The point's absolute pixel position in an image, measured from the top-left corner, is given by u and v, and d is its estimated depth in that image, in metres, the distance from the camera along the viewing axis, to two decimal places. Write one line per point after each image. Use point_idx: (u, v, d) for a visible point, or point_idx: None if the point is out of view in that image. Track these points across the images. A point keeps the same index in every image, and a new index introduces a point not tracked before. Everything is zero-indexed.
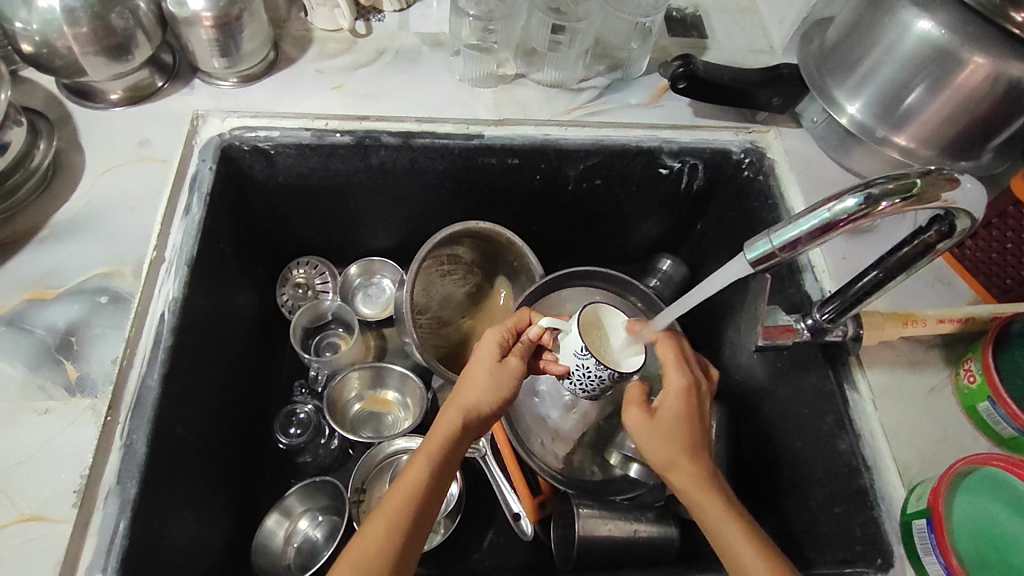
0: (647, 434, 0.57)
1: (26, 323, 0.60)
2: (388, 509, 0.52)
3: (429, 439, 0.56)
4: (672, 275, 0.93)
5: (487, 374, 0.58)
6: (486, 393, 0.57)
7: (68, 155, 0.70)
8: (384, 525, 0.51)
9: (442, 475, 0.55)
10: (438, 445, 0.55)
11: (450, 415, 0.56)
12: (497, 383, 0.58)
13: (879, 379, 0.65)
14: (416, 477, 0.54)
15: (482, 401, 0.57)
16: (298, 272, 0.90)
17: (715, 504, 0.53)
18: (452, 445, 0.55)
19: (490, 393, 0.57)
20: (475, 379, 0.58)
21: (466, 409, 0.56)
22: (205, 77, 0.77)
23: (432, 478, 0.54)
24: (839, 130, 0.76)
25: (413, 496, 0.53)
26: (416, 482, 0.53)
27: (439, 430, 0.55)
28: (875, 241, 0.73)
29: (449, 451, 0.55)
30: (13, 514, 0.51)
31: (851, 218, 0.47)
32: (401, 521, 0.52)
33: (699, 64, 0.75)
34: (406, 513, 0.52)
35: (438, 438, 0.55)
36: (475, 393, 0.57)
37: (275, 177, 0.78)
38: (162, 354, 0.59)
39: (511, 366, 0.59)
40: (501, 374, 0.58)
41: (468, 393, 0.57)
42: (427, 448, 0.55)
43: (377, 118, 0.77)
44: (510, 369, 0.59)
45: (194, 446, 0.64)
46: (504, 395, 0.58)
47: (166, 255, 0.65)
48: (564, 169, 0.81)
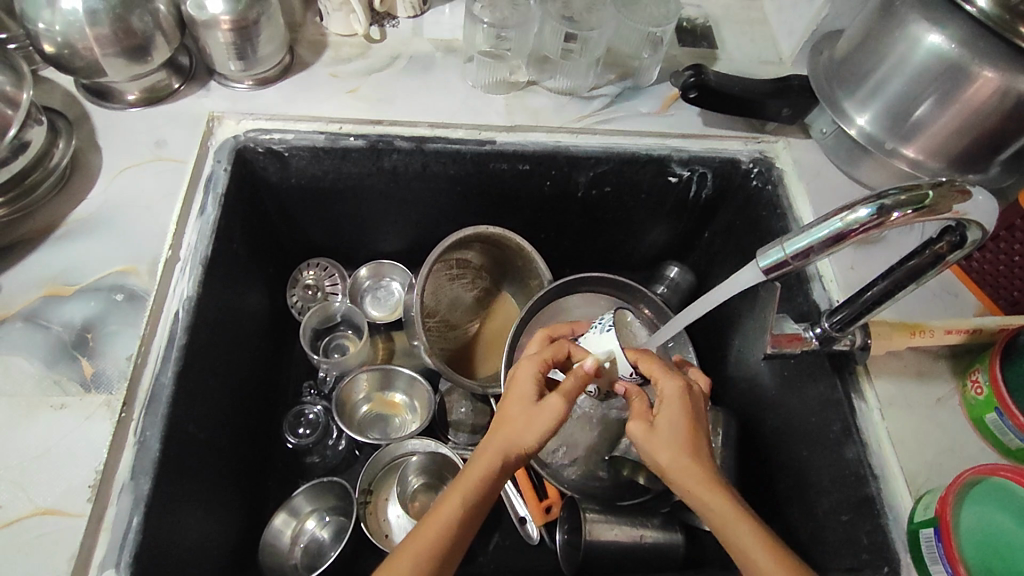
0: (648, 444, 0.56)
1: (43, 319, 0.61)
2: (416, 544, 0.50)
3: (460, 480, 0.53)
4: (680, 283, 0.94)
5: (525, 408, 0.56)
6: (533, 424, 0.54)
7: (86, 154, 0.71)
8: (413, 562, 0.49)
9: (477, 512, 0.53)
10: (472, 485, 0.52)
11: (488, 455, 0.53)
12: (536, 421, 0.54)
13: (887, 389, 0.65)
14: (449, 515, 0.51)
15: (527, 437, 0.54)
16: (308, 274, 0.90)
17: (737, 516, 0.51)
18: (489, 484, 0.53)
19: (544, 417, 0.54)
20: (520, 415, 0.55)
21: (504, 449, 0.54)
22: (221, 79, 0.78)
23: (467, 515, 0.52)
24: (847, 141, 0.77)
25: (447, 538, 0.51)
26: (449, 518, 0.51)
27: (477, 468, 0.53)
28: (884, 251, 0.73)
29: (484, 490, 0.53)
30: (30, 508, 0.51)
31: (863, 228, 0.47)
32: (429, 557, 0.50)
33: (711, 74, 0.76)
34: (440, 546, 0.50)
35: (470, 478, 0.53)
36: (519, 430, 0.54)
37: (289, 179, 0.79)
38: (177, 352, 0.60)
39: (564, 388, 0.55)
40: (542, 411, 0.55)
41: (511, 429, 0.54)
42: (458, 488, 0.52)
43: (391, 122, 0.78)
44: (564, 393, 0.55)
45: (206, 444, 0.64)
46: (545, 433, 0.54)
47: (182, 253, 0.66)
48: (574, 176, 0.82)
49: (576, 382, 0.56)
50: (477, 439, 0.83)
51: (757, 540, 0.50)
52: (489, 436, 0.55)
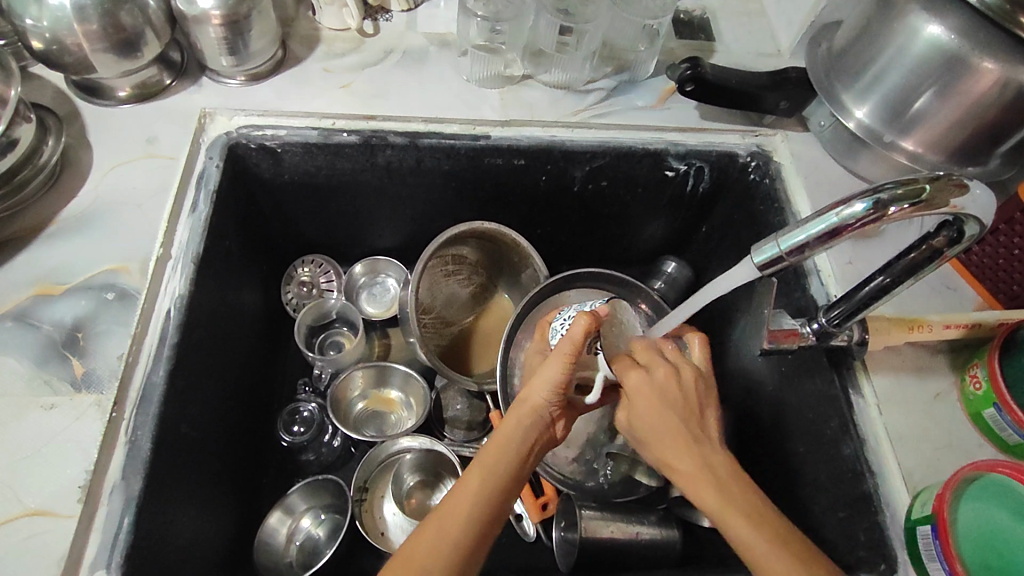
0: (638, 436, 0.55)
1: (33, 318, 0.60)
2: (431, 531, 0.48)
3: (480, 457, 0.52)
4: (677, 278, 0.93)
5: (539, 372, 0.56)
6: (547, 382, 0.54)
7: (77, 151, 0.70)
8: (433, 539, 0.47)
9: (501, 488, 0.50)
10: (494, 462, 0.51)
11: (508, 427, 0.53)
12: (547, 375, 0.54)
13: (884, 384, 0.65)
14: (470, 500, 0.49)
15: (537, 394, 0.54)
16: (302, 271, 0.90)
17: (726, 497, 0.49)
18: (508, 462, 0.51)
19: (552, 369, 0.54)
20: (533, 380, 0.55)
21: (525, 423, 0.54)
22: (213, 75, 0.77)
23: (489, 497, 0.49)
24: (846, 135, 0.76)
25: (468, 526, 0.48)
26: (468, 504, 0.49)
27: (496, 441, 0.52)
28: (883, 245, 0.72)
29: (506, 465, 0.51)
30: (20, 508, 0.51)
31: (860, 222, 0.46)
32: (449, 545, 0.47)
33: (706, 67, 0.75)
34: (459, 535, 0.48)
35: (491, 455, 0.51)
36: (532, 392, 0.55)
37: (282, 175, 0.78)
38: (168, 351, 0.60)
39: (568, 338, 0.54)
40: (552, 365, 0.54)
41: (526, 394, 0.55)
42: (480, 467, 0.51)
43: (384, 117, 0.77)
44: (569, 336, 0.54)
45: (199, 443, 0.64)
46: (559, 389, 0.54)
47: (173, 251, 0.65)
48: (569, 170, 0.81)
49: (579, 323, 0.54)
50: (474, 436, 0.82)
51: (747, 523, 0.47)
52: (507, 410, 0.55)
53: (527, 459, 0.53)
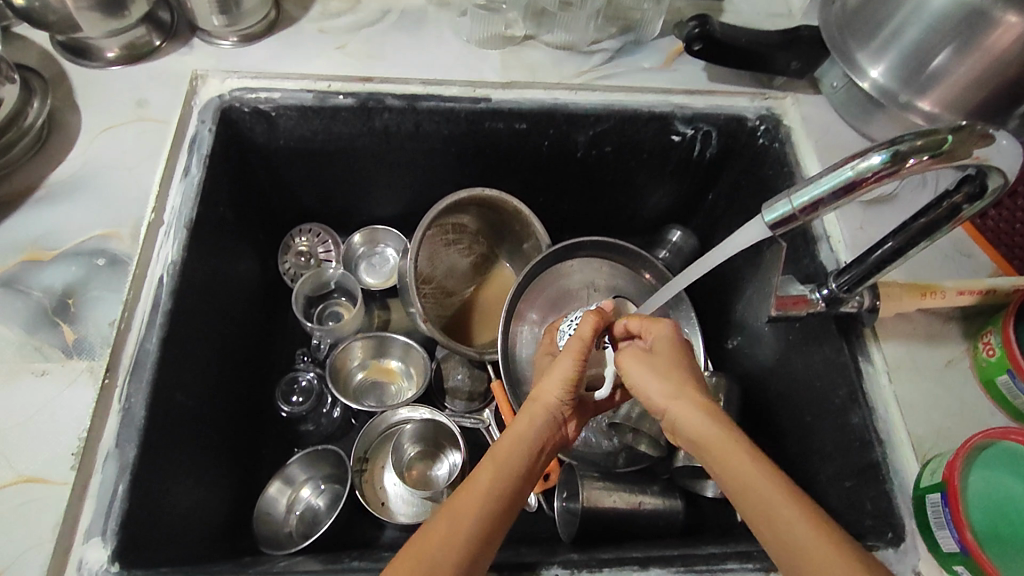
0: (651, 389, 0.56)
1: (23, 285, 0.59)
2: (448, 517, 0.47)
3: (493, 453, 0.52)
4: (683, 247, 0.92)
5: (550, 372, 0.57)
6: (559, 379, 0.56)
7: (64, 114, 0.68)
8: (448, 520, 0.47)
9: (513, 478, 0.50)
10: (507, 454, 0.51)
11: (521, 422, 0.54)
12: (557, 374, 0.56)
13: (895, 352, 0.63)
14: (484, 490, 0.48)
15: (548, 392, 0.55)
16: (300, 240, 0.88)
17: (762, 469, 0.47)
18: (522, 457, 0.52)
19: (563, 367, 0.56)
20: (544, 378, 0.57)
21: (538, 420, 0.54)
22: (204, 36, 0.75)
23: (503, 489, 0.49)
24: (860, 96, 0.73)
25: (483, 516, 0.47)
26: (481, 496, 0.48)
27: (509, 435, 0.53)
28: (895, 210, 0.70)
29: (517, 459, 0.52)
30: (12, 475, 0.50)
31: (876, 176, 0.44)
32: (462, 534, 0.46)
33: (716, 25, 0.72)
34: (475, 523, 0.47)
35: (505, 450, 0.52)
36: (543, 390, 0.56)
37: (277, 140, 0.76)
38: (162, 318, 0.58)
39: (579, 336, 0.56)
40: (563, 363, 0.56)
41: (538, 392, 0.56)
42: (494, 461, 0.50)
43: (381, 80, 0.75)
44: (579, 335, 0.57)
45: (194, 411, 0.63)
46: (568, 386, 0.55)
47: (165, 217, 0.64)
48: (573, 135, 0.79)
49: (587, 323, 0.57)
50: (475, 406, 0.80)
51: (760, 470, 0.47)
52: (519, 408, 0.56)
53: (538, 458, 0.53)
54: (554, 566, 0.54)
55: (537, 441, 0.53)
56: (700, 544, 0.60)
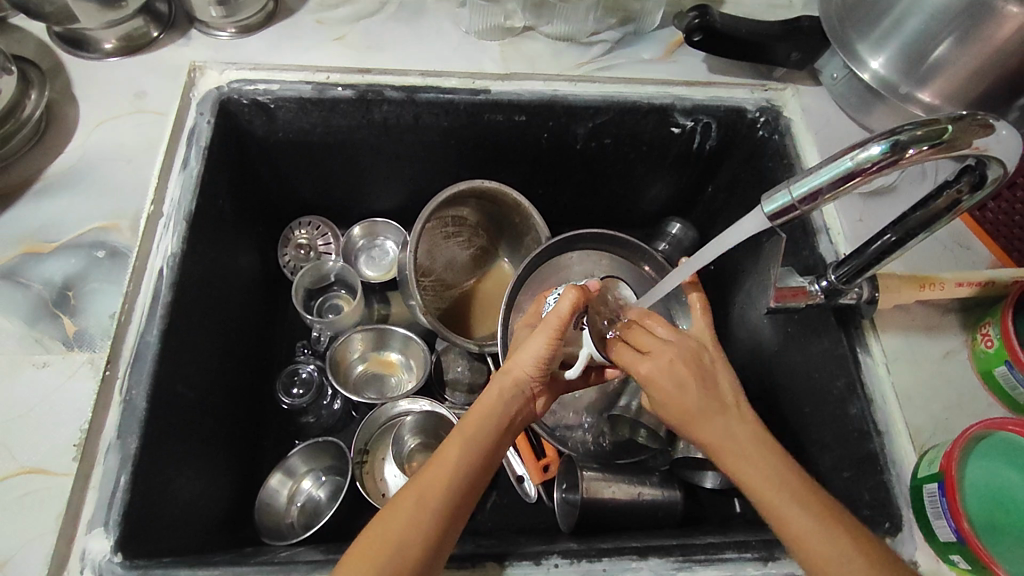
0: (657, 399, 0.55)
1: (22, 277, 0.59)
2: (415, 493, 0.48)
3: (462, 427, 0.52)
4: (682, 239, 0.91)
5: (525, 345, 0.56)
6: (531, 354, 0.55)
7: (62, 106, 0.68)
8: (414, 495, 0.47)
9: (482, 454, 0.51)
10: (476, 428, 0.51)
11: (490, 395, 0.54)
12: (531, 349, 0.55)
13: (893, 343, 0.63)
14: (450, 466, 0.49)
15: (518, 364, 0.55)
16: (299, 233, 0.88)
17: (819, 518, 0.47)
18: (491, 432, 0.52)
19: (538, 343, 0.55)
20: (518, 353, 0.56)
21: (507, 393, 0.54)
22: (202, 27, 0.74)
23: (470, 464, 0.50)
24: (860, 88, 0.73)
25: (450, 492, 0.48)
26: (449, 472, 0.49)
27: (479, 408, 0.53)
28: (894, 202, 0.71)
29: (486, 434, 0.52)
30: (14, 466, 0.50)
31: (876, 167, 0.44)
32: (428, 508, 0.47)
33: (716, 16, 0.72)
34: (443, 501, 0.48)
35: (473, 424, 0.52)
36: (514, 362, 0.55)
37: (276, 132, 0.76)
38: (162, 310, 0.58)
39: (556, 312, 0.54)
40: (540, 339, 0.55)
41: (509, 364, 0.55)
42: (462, 436, 0.51)
43: (380, 72, 0.74)
44: (557, 312, 0.54)
45: (195, 404, 0.63)
46: (540, 361, 0.55)
47: (165, 209, 0.64)
48: (572, 127, 0.79)
49: (566, 300, 0.55)
50: (474, 398, 0.81)
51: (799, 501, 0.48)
52: (490, 380, 0.55)
53: (507, 431, 0.54)
54: (554, 556, 0.54)
55: (506, 415, 0.54)
56: (699, 534, 0.60)
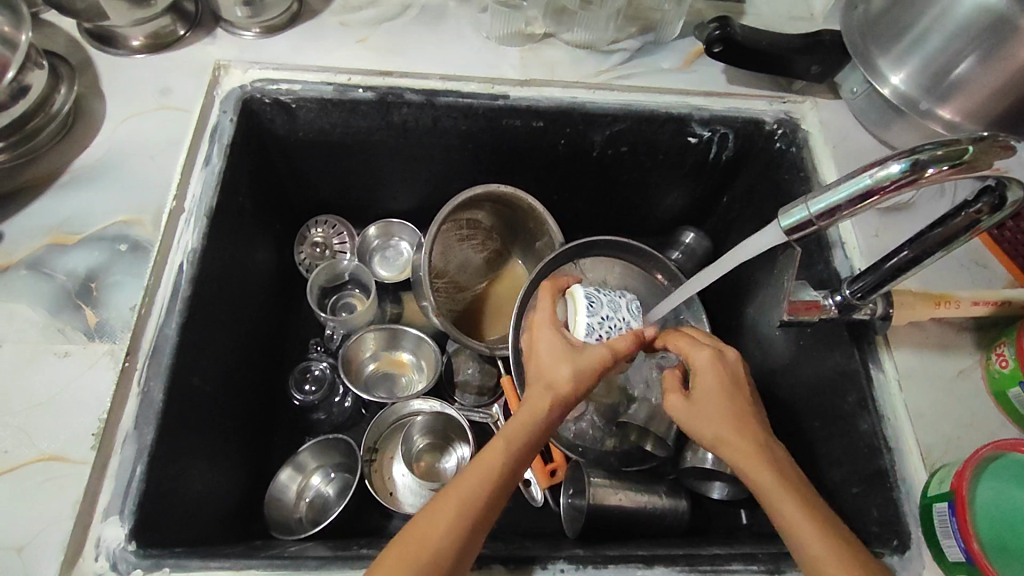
0: (686, 412, 0.56)
1: (47, 267, 0.60)
2: (460, 490, 0.50)
3: (510, 427, 0.54)
4: (695, 249, 0.91)
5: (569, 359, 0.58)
6: (579, 371, 0.57)
7: (90, 101, 0.69)
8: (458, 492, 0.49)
9: (526, 457, 0.53)
10: (523, 429, 0.53)
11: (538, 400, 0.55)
12: (582, 366, 0.57)
13: (906, 360, 0.63)
14: (497, 466, 0.51)
15: (568, 376, 0.56)
16: (315, 231, 0.89)
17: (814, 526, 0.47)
18: (533, 435, 0.54)
19: (587, 363, 0.57)
20: (563, 364, 0.57)
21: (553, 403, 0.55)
22: (227, 26, 0.76)
23: (507, 466, 0.51)
24: (879, 102, 0.73)
25: (487, 494, 0.50)
26: (494, 469, 0.51)
27: (527, 411, 0.55)
28: (912, 218, 0.70)
29: (531, 438, 0.54)
30: (34, 453, 0.51)
31: (894, 185, 0.44)
32: (470, 506, 0.49)
33: (737, 28, 0.72)
34: (483, 498, 0.49)
35: (521, 426, 0.53)
36: (564, 373, 0.57)
37: (297, 132, 0.77)
38: (181, 305, 0.59)
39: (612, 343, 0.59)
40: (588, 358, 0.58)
41: (555, 376, 0.57)
42: (510, 436, 0.53)
43: (401, 75, 0.75)
44: (614, 343, 0.59)
45: (212, 396, 0.64)
46: (587, 379, 0.57)
47: (186, 205, 0.65)
48: (589, 134, 0.79)
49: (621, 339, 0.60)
50: (484, 401, 0.81)
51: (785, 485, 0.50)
52: (533, 389, 0.57)
53: (544, 436, 0.55)
54: (560, 561, 0.55)
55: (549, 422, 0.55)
56: (706, 544, 0.60)
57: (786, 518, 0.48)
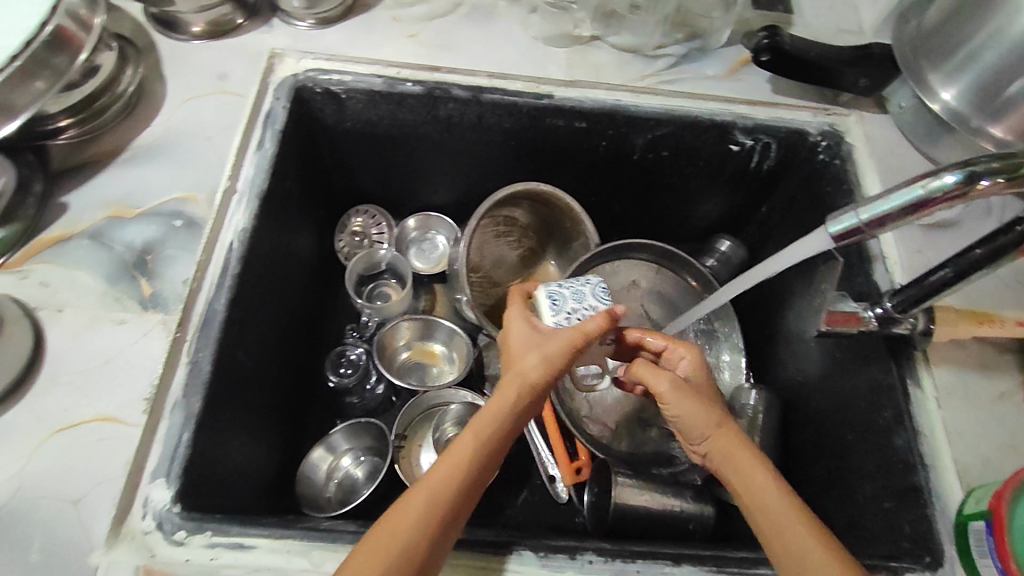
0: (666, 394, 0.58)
1: (106, 238, 0.62)
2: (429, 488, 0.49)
3: (478, 421, 0.53)
4: (731, 257, 0.91)
5: (538, 348, 0.54)
6: (547, 360, 0.53)
7: (153, 83, 0.72)
8: (427, 490, 0.49)
9: (493, 449, 0.53)
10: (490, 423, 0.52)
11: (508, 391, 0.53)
12: (549, 354, 0.53)
13: (945, 377, 0.62)
14: (465, 460, 0.51)
15: (536, 369, 0.53)
16: (355, 221, 0.91)
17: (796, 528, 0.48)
18: (503, 427, 0.53)
19: (557, 351, 0.53)
20: (529, 357, 0.54)
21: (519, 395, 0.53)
22: (284, 17, 0.78)
23: (477, 460, 0.51)
24: (927, 118, 0.73)
25: (458, 490, 0.50)
26: (463, 464, 0.51)
27: (494, 405, 0.53)
28: (956, 236, 0.70)
29: (499, 432, 0.53)
30: (90, 413, 0.53)
31: (946, 197, 0.44)
32: (441, 503, 0.49)
33: (786, 37, 0.73)
34: (453, 493, 0.49)
35: (488, 421, 0.52)
36: (531, 365, 0.53)
37: (344, 122, 0.79)
38: (230, 281, 0.61)
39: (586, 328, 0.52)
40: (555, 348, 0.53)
41: (522, 366, 0.53)
42: (478, 429, 0.52)
43: (449, 70, 0.77)
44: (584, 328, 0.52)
45: (253, 373, 0.66)
46: (554, 369, 0.53)
47: (239, 185, 0.67)
48: (631, 137, 0.80)
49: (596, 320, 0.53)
50: None
51: (765, 483, 0.51)
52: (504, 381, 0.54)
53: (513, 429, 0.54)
54: (589, 552, 0.55)
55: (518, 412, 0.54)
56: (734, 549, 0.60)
57: (768, 509, 0.50)
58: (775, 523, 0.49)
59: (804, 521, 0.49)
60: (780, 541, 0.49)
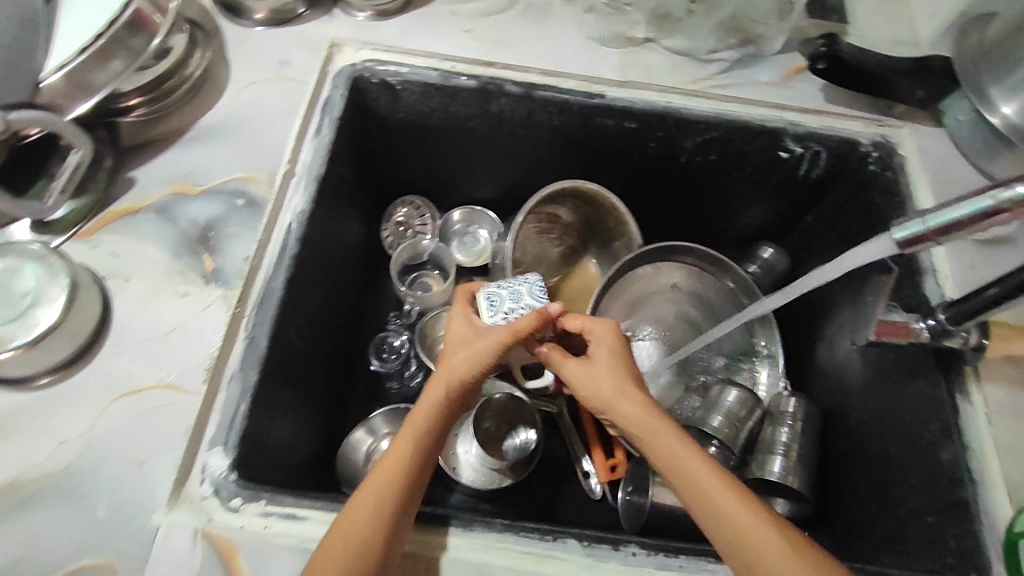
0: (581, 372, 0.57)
1: (171, 213, 0.64)
2: (376, 487, 0.50)
3: (410, 420, 0.54)
4: (774, 265, 0.90)
5: (468, 345, 0.57)
6: (476, 356, 0.56)
7: (218, 66, 0.74)
8: (374, 490, 0.49)
9: (431, 444, 0.54)
10: (422, 419, 0.54)
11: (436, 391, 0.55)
12: (476, 350, 0.56)
13: (996, 393, 0.62)
14: (402, 455, 0.52)
15: (465, 367, 0.55)
16: (400, 211, 0.92)
17: (741, 512, 0.47)
18: (437, 424, 0.54)
19: (484, 347, 0.56)
20: (460, 354, 0.56)
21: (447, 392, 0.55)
22: (344, 7, 0.80)
23: (414, 456, 0.52)
24: (985, 132, 0.72)
25: (401, 486, 0.50)
26: (400, 460, 0.52)
27: (424, 405, 0.55)
28: (1011, 253, 0.69)
29: (433, 428, 0.54)
30: (155, 380, 0.55)
31: (1020, 206, 0.43)
32: (388, 498, 0.49)
33: (844, 47, 0.73)
34: (398, 487, 0.50)
35: (422, 417, 0.54)
36: (459, 363, 0.56)
37: (398, 112, 0.80)
38: (287, 261, 0.62)
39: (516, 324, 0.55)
40: (482, 346, 0.56)
41: (451, 364, 0.56)
42: (412, 426, 0.54)
43: (503, 66, 0.78)
44: (514, 325, 0.55)
45: (303, 352, 0.67)
46: (483, 365, 0.56)
47: (297, 169, 0.68)
48: (679, 140, 0.80)
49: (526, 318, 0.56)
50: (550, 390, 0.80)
51: (699, 464, 0.50)
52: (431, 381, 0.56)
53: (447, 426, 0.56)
54: (633, 544, 0.55)
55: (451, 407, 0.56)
56: None
57: (708, 494, 0.49)
58: (715, 506, 0.48)
59: (749, 507, 0.48)
60: (724, 526, 0.48)
